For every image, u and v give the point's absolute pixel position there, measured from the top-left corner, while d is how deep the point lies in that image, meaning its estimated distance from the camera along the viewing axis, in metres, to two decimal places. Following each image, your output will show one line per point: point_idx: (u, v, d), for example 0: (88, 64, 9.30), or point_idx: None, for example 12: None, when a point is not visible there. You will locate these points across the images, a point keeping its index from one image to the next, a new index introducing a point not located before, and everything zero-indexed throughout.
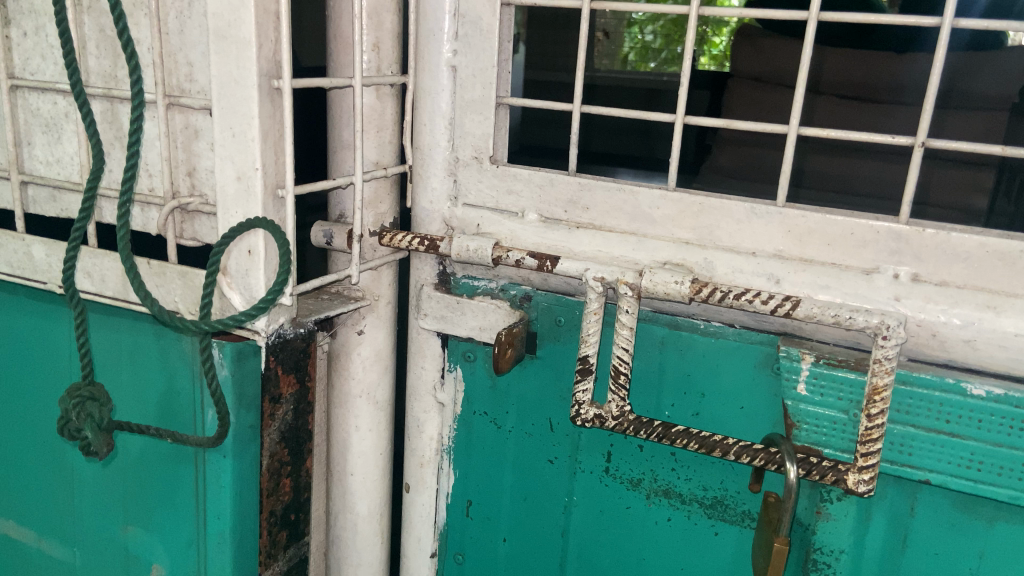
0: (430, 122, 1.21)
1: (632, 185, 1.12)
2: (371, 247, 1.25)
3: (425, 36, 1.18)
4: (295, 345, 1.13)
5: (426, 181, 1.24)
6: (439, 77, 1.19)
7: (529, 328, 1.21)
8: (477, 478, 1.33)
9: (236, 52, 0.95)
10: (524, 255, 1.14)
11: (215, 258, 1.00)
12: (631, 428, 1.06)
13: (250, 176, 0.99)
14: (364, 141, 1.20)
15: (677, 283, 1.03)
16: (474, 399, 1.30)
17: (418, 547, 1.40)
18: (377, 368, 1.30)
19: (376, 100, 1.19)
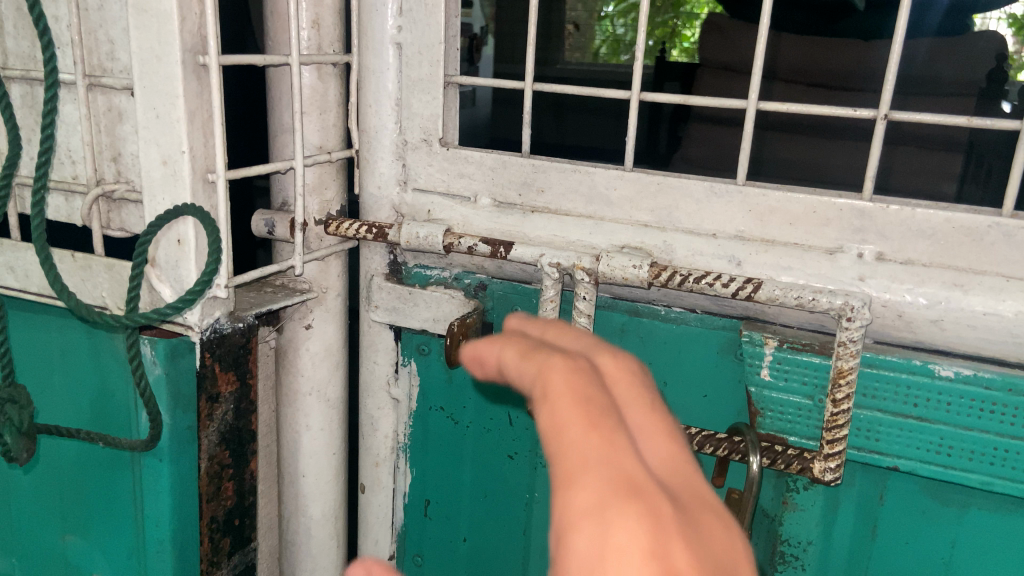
0: (376, 103, 1.15)
1: (587, 165, 1.07)
2: (316, 237, 1.18)
3: (367, 12, 1.12)
4: (233, 341, 1.05)
5: (373, 165, 1.18)
6: (384, 55, 1.13)
7: (483, 317, 1.16)
8: (435, 475, 1.27)
9: (157, 26, 0.88)
10: (477, 241, 1.09)
11: (141, 248, 0.93)
12: None
13: (177, 160, 0.92)
14: (305, 123, 1.13)
15: (634, 267, 0.98)
16: (429, 394, 1.24)
17: (376, 549, 1.34)
18: (326, 365, 1.24)
19: (317, 80, 1.13)
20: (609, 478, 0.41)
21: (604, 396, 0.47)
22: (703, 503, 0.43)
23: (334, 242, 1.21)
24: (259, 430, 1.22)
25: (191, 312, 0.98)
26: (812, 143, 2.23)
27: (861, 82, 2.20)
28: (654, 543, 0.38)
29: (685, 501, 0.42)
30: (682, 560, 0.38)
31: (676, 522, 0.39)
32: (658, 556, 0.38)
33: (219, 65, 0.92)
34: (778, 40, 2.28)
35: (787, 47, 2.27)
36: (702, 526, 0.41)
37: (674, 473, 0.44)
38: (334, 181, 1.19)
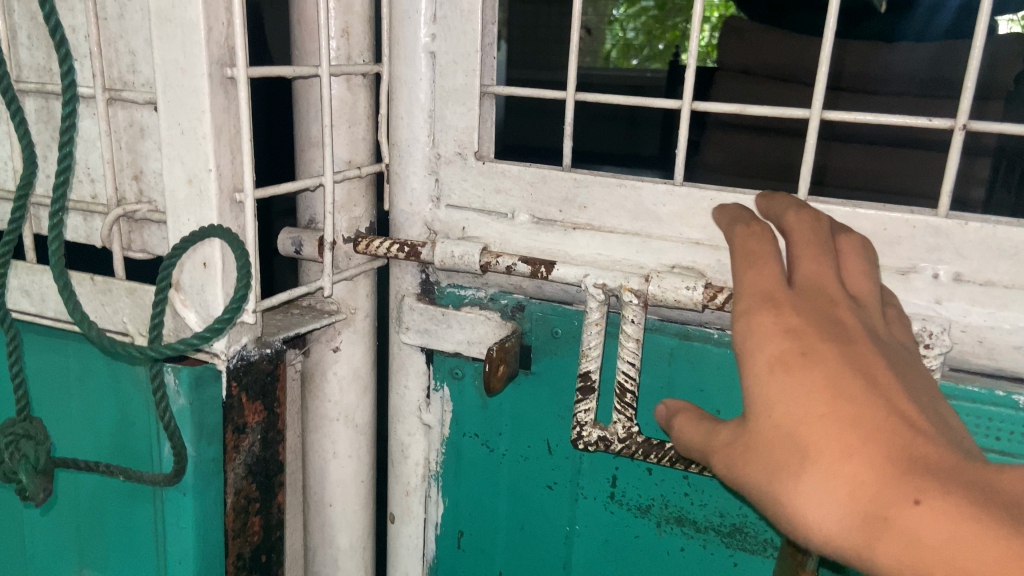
0: (408, 115, 1.09)
1: (635, 180, 1.00)
2: (344, 255, 1.13)
3: (399, 18, 1.06)
4: (261, 368, 0.99)
5: (404, 180, 1.12)
6: (417, 64, 1.07)
7: (523, 339, 1.10)
8: (469, 505, 1.21)
9: (181, 36, 0.83)
10: (515, 260, 1.02)
11: (164, 272, 0.87)
12: (640, 451, 0.95)
13: (203, 178, 0.86)
14: (334, 137, 1.08)
15: (688, 289, 0.93)
16: (463, 420, 1.18)
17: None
18: (355, 389, 1.18)
19: (346, 91, 1.07)
20: (759, 291, 0.69)
21: (766, 247, 0.74)
22: (823, 293, 0.69)
23: (362, 261, 1.15)
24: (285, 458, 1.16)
25: (216, 340, 0.92)
26: (875, 153, 2.09)
27: (940, 90, 2.02)
28: (784, 319, 0.66)
29: (808, 293, 0.69)
30: (796, 321, 0.66)
31: (796, 306, 0.67)
32: (785, 322, 0.66)
33: (247, 78, 0.86)
34: (844, 49, 2.12)
35: (854, 56, 2.11)
36: (823, 309, 0.67)
37: (812, 282, 0.70)
38: (364, 197, 1.13)
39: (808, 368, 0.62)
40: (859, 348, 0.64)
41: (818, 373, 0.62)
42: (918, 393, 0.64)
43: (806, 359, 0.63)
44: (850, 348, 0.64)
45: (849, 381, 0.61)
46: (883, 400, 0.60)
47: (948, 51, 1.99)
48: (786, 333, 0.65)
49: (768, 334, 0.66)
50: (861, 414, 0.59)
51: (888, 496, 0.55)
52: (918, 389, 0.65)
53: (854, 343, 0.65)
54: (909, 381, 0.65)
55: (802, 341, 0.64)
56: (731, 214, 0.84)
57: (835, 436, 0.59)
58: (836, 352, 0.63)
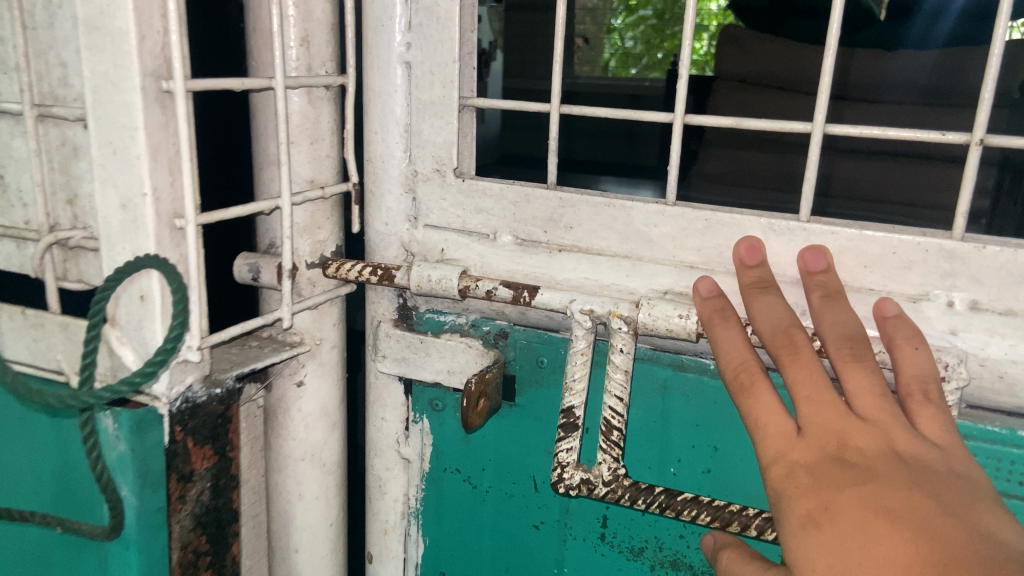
0: (382, 130, 1.02)
1: (623, 199, 0.93)
2: (308, 282, 1.05)
3: (373, 26, 0.99)
4: (210, 410, 0.94)
5: (380, 199, 1.05)
6: (392, 75, 1.00)
7: (506, 368, 1.02)
8: (450, 545, 1.13)
9: (112, 47, 0.76)
10: (496, 285, 0.95)
11: (96, 307, 0.80)
12: (626, 497, 0.86)
13: (138, 204, 0.80)
14: (293, 154, 1.00)
15: (681, 318, 0.87)
16: (442, 455, 1.10)
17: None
18: (322, 426, 1.10)
19: (308, 104, 1.00)
20: (771, 450, 0.74)
21: (760, 386, 0.77)
22: (831, 429, 0.73)
23: (326, 288, 1.07)
24: (246, 503, 1.07)
25: (158, 382, 0.85)
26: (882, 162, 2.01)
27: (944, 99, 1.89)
28: (799, 480, 0.71)
29: (816, 435, 0.73)
30: (810, 479, 0.70)
31: (807, 459, 0.71)
32: (801, 480, 0.70)
33: (186, 90, 0.78)
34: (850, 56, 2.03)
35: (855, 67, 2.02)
36: (834, 451, 0.71)
37: (818, 421, 0.73)
38: (328, 219, 1.06)
39: (832, 524, 0.67)
40: (876, 484, 0.68)
41: (842, 528, 0.66)
42: (950, 507, 0.66)
43: (829, 514, 0.67)
44: (867, 488, 0.68)
45: (871, 526, 0.65)
46: (911, 536, 0.64)
47: (947, 59, 1.87)
48: (806, 491, 0.70)
49: (790, 495, 0.70)
50: (891, 558, 0.64)
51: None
52: (948, 493, 0.67)
53: (870, 481, 0.68)
54: (936, 491, 0.67)
55: (820, 496, 0.68)
56: (710, 319, 0.83)
57: None
58: (854, 500, 0.67)
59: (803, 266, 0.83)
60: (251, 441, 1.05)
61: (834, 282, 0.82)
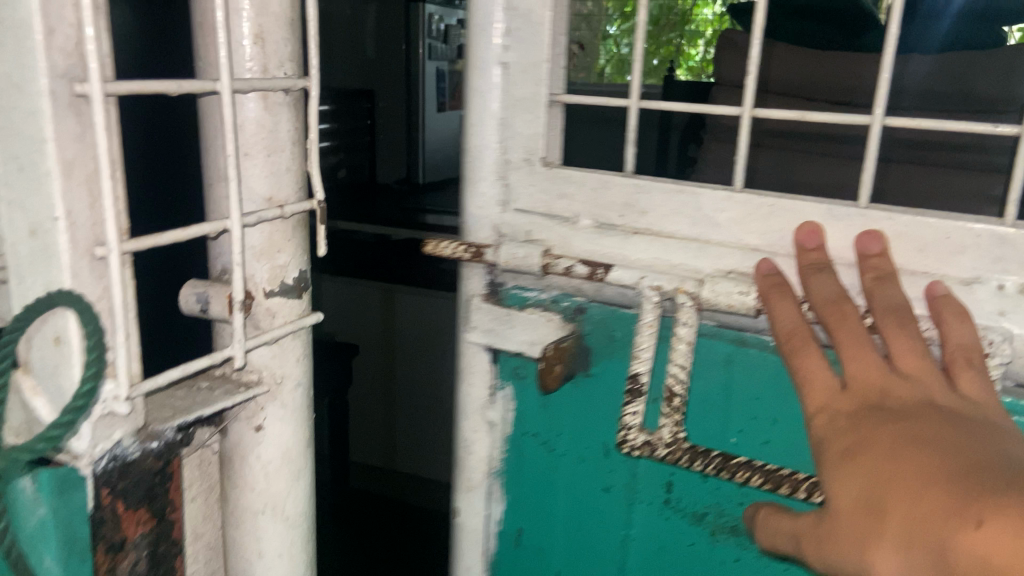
0: (479, 123, 1.14)
1: (694, 186, 1.01)
2: (265, 313, 0.98)
3: (475, 31, 1.12)
4: (146, 466, 0.87)
5: (475, 186, 1.17)
6: (489, 76, 1.12)
7: (583, 341, 1.11)
8: (528, 504, 1.23)
9: (12, 39, 0.69)
10: (574, 262, 1.05)
11: (6, 351, 0.75)
12: (685, 458, 0.94)
13: (47, 228, 0.73)
14: (246, 167, 0.93)
15: (741, 295, 0.94)
16: (523, 420, 1.21)
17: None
18: (284, 475, 1.03)
19: (264, 111, 0.93)
20: (817, 403, 0.82)
21: (809, 349, 0.86)
22: (872, 383, 0.80)
23: (287, 321, 1.00)
24: (195, 562, 1.03)
25: (80, 437, 0.79)
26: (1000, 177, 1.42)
27: None
28: (839, 425, 0.78)
29: (858, 388, 0.80)
30: (848, 423, 0.77)
31: (848, 407, 0.79)
32: (841, 424, 0.78)
33: (104, 95, 0.71)
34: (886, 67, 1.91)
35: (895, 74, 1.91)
36: (873, 400, 0.78)
37: (859, 375, 0.81)
38: (291, 239, 0.99)
39: (865, 455, 0.73)
40: (909, 422, 0.74)
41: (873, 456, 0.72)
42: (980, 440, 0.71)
43: (863, 446, 0.74)
44: (900, 425, 0.74)
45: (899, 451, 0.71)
46: (937, 456, 0.69)
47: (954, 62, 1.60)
48: (844, 432, 0.77)
49: (830, 438, 0.78)
50: (914, 473, 0.68)
51: (954, 528, 0.62)
52: (980, 433, 0.72)
53: (904, 420, 0.74)
54: (968, 430, 0.72)
55: (856, 435, 0.75)
56: (765, 285, 0.91)
57: (901, 496, 0.68)
58: (887, 434, 0.73)
59: (859, 248, 0.88)
60: (204, 492, 1.03)
61: (890, 267, 0.87)
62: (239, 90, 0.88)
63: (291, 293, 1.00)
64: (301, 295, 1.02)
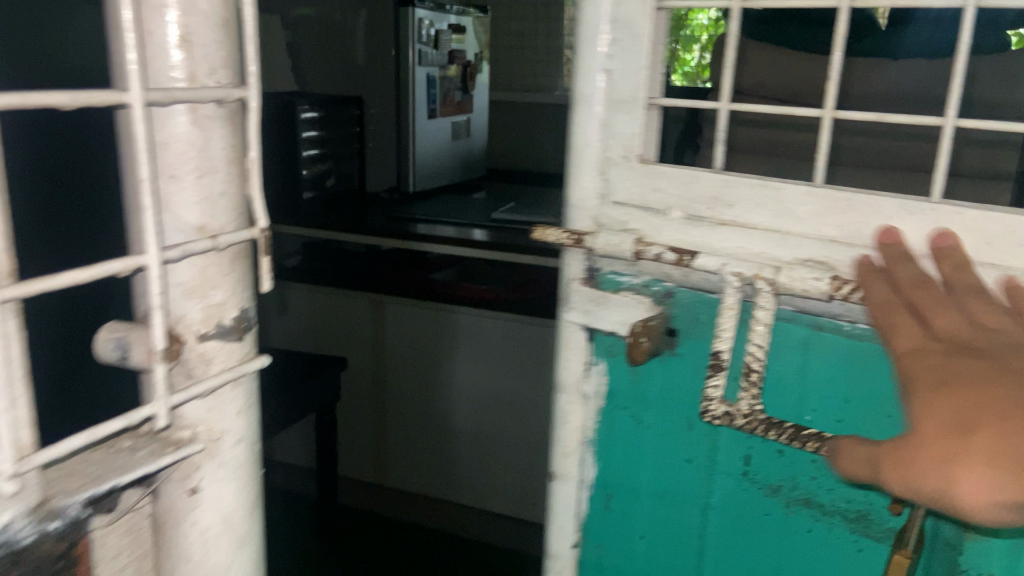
0: (583, 124, 1.26)
1: (776, 181, 1.09)
2: (200, 359, 0.79)
3: (583, 41, 1.24)
4: (45, 551, 0.69)
5: (577, 180, 1.29)
6: (593, 81, 1.24)
7: (670, 322, 1.22)
8: (618, 470, 1.34)
9: None
10: (665, 249, 1.16)
11: None
12: (761, 428, 1.05)
13: None
14: (171, 191, 0.75)
15: (816, 281, 1.03)
16: (615, 394, 1.31)
17: (560, 534, 1.42)
18: (225, 544, 0.85)
19: (194, 126, 0.74)
20: (907, 344, 0.89)
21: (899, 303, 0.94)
22: (960, 328, 0.86)
23: (225, 367, 0.82)
24: None
25: None
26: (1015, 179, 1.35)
27: None
28: (927, 361, 0.85)
29: (945, 332, 0.87)
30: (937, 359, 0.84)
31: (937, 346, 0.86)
32: (931, 361, 0.84)
33: None
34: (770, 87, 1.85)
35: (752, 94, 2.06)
36: (959, 341, 0.85)
37: (948, 323, 0.87)
38: (229, 273, 0.81)
39: (955, 385, 0.79)
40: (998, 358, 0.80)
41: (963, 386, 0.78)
42: None
43: (955, 377, 0.80)
44: (989, 360, 0.80)
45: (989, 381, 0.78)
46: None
47: None
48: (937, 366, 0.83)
49: (921, 371, 0.84)
50: (1006, 403, 0.75)
51: None
52: None
53: (994, 356, 0.81)
54: None
55: (948, 369, 0.81)
56: (861, 267, 1.00)
57: (996, 422, 0.74)
58: (977, 367, 0.80)
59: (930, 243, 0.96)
60: (135, 561, 0.83)
61: (963, 257, 0.94)
62: (159, 102, 0.70)
63: (252, 328, 0.85)
64: (243, 336, 0.83)
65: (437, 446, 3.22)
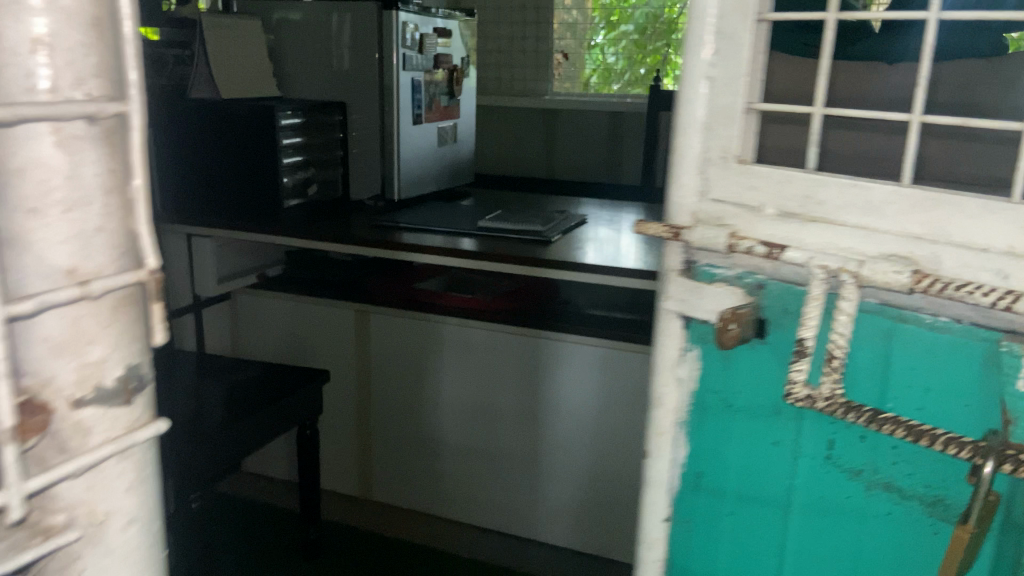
0: (685, 128, 1.33)
1: (866, 180, 1.16)
2: (74, 425, 0.82)
3: (688, 50, 1.31)
4: None
5: (678, 179, 1.36)
6: (697, 88, 1.30)
7: (759, 314, 1.29)
8: (708, 450, 1.41)
9: None
10: (755, 243, 1.25)
11: None
12: (840, 409, 1.15)
13: None
14: (42, 242, 0.77)
15: (896, 274, 1.11)
16: (707, 378, 1.38)
17: (652, 505, 1.49)
18: None
19: (59, 167, 0.77)
20: None
21: None
22: None
23: (109, 437, 0.86)
24: None
25: None
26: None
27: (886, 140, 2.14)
28: None
29: None
30: None
31: None
32: None
33: None
34: None
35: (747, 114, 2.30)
36: None
37: None
38: (110, 327, 0.84)
39: None
40: None
41: None
42: None
43: None
44: None
45: None
46: None
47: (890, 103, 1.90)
48: None
49: None
50: None
51: None
52: None
53: None
54: None
55: None
56: None
57: None
58: None
59: None
60: None
61: None
62: (3, 120, 0.72)
63: (147, 387, 0.90)
64: (128, 398, 0.88)
65: (425, 457, 3.36)
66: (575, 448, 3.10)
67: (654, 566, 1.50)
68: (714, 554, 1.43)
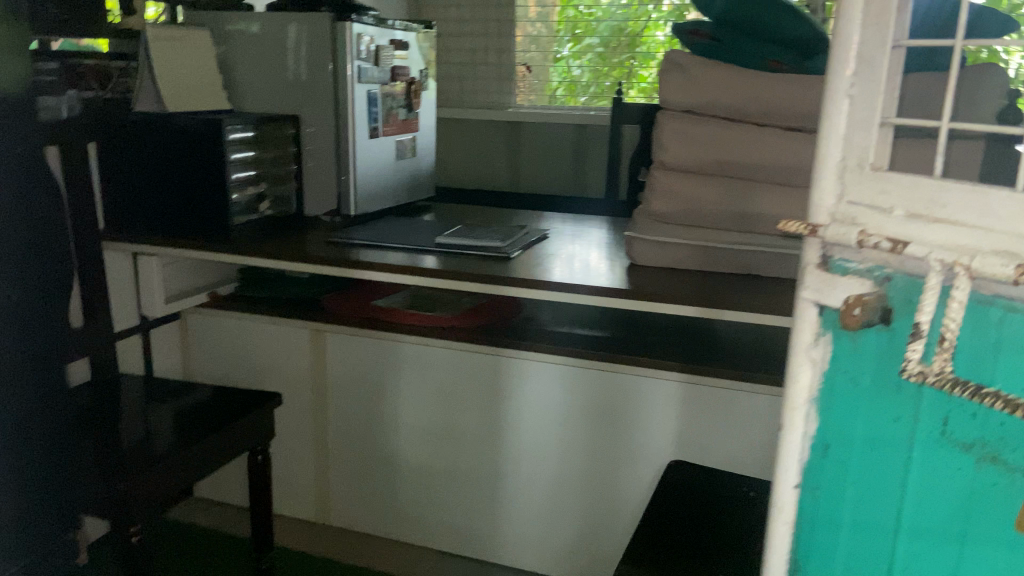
0: (827, 137, 1.20)
1: (984, 186, 1.03)
2: None
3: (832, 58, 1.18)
4: None
5: (817, 182, 1.23)
6: (838, 105, 1.18)
7: (883, 305, 1.13)
8: (834, 425, 1.24)
9: None
10: (882, 238, 1.12)
11: None
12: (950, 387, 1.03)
13: None
14: None
15: (1005, 266, 0.97)
16: (840, 355, 1.22)
17: (782, 475, 1.32)
18: None
19: None
20: None
21: None
22: None
23: None
24: None
25: None
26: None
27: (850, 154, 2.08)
28: None
29: None
30: None
31: None
32: None
33: None
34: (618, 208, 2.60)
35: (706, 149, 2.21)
36: None
37: None
38: None
39: None
40: None
41: None
42: None
43: None
44: None
45: None
46: None
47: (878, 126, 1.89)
48: None
49: None
50: None
51: None
52: None
53: None
54: None
55: None
56: None
57: None
58: None
59: None
60: None
61: None
62: None
63: None
64: None
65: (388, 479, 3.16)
66: (541, 471, 2.92)
67: (783, 534, 1.34)
68: (837, 540, 1.26)
